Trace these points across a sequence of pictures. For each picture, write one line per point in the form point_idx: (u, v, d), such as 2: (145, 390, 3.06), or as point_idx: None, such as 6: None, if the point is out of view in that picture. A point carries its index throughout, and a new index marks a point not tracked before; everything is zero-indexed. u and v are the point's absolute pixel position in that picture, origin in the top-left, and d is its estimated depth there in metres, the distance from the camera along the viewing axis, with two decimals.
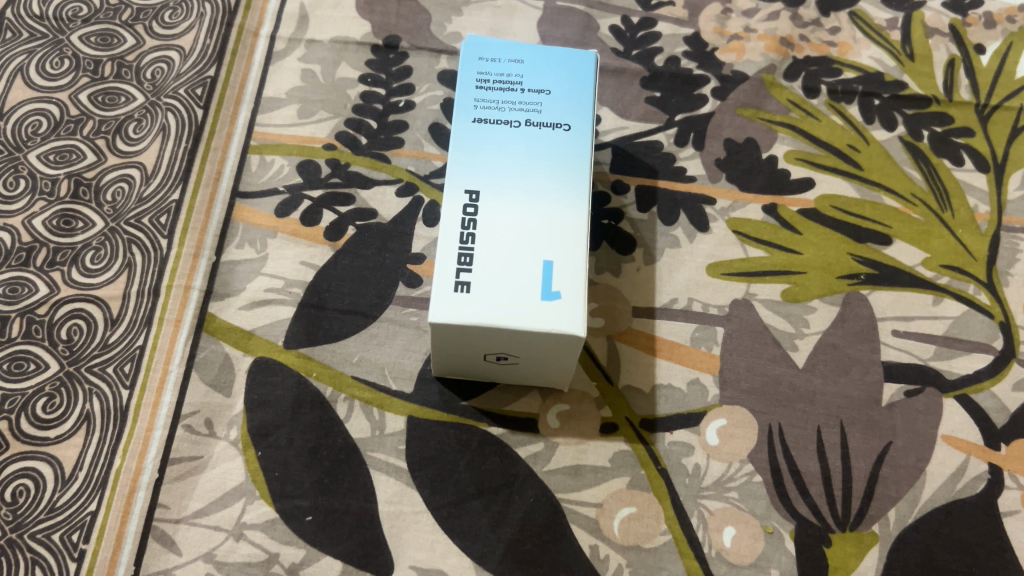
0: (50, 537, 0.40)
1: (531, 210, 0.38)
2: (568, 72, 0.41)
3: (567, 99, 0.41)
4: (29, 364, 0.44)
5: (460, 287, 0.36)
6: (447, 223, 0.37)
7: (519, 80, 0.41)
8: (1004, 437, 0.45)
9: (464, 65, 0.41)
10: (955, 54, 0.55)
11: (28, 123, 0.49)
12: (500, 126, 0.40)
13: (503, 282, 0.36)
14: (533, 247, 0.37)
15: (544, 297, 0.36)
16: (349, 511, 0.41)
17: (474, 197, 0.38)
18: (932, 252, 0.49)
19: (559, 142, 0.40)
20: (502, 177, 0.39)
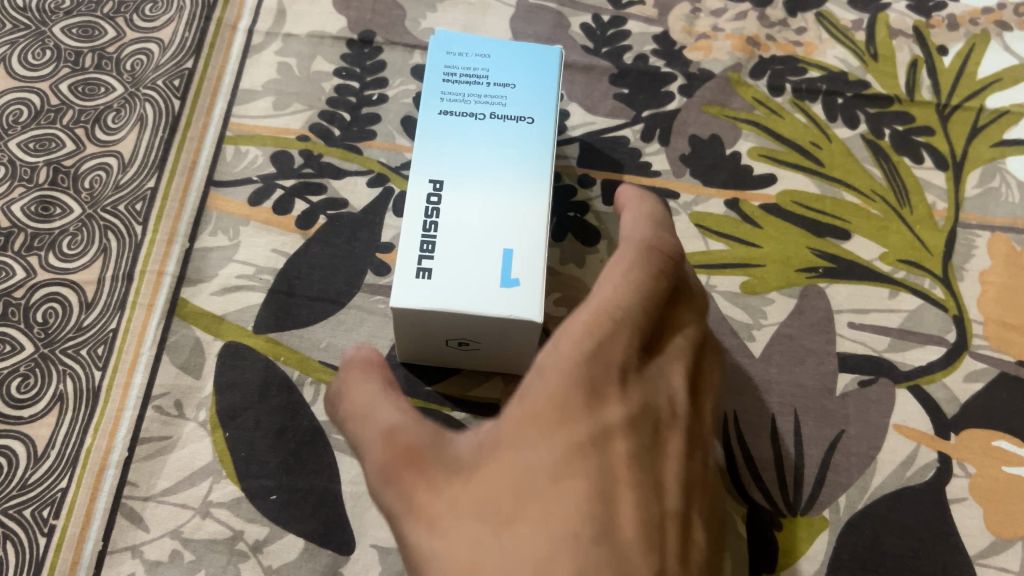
0: (22, 512, 0.42)
1: (493, 201, 0.39)
2: (533, 68, 0.43)
3: (531, 93, 0.42)
4: (5, 345, 0.45)
5: (421, 274, 0.37)
6: (411, 211, 0.39)
7: (485, 74, 0.42)
8: (953, 427, 0.46)
9: (432, 59, 0.42)
10: (918, 56, 0.56)
11: (9, 112, 0.51)
12: (465, 118, 0.41)
13: (463, 269, 0.37)
14: (493, 236, 0.38)
15: (502, 283, 0.37)
16: (313, 490, 0.43)
17: (438, 186, 0.39)
18: (889, 247, 0.50)
19: (522, 134, 0.41)
20: (466, 168, 0.40)
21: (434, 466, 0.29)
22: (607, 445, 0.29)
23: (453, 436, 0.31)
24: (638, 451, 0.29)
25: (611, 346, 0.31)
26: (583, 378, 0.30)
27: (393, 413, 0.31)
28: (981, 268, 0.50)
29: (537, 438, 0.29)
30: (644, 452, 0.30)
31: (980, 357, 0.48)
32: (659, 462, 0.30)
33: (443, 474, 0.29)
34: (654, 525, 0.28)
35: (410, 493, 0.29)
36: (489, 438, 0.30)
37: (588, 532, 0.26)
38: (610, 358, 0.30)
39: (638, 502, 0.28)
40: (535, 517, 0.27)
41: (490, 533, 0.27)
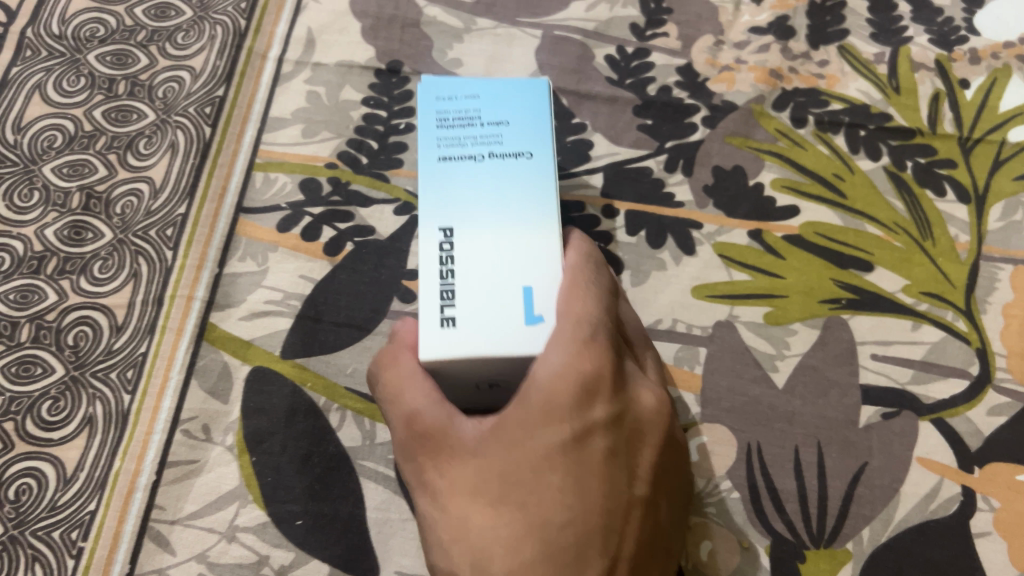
0: (51, 534, 0.42)
1: (515, 238, 0.35)
2: (525, 99, 0.38)
3: (526, 126, 0.37)
4: (36, 367, 0.46)
5: (445, 323, 0.34)
6: (425, 262, 0.35)
7: (476, 114, 0.37)
8: (977, 460, 0.46)
9: (420, 105, 0.38)
10: (940, 89, 0.56)
11: (43, 138, 0.52)
12: (464, 161, 0.37)
13: (489, 311, 0.34)
14: (518, 274, 0.35)
15: (529, 321, 0.34)
16: (338, 516, 0.43)
17: (450, 233, 0.35)
18: (912, 279, 0.51)
19: (527, 171, 0.37)
20: (476, 214, 0.36)
21: (437, 449, 0.33)
22: (587, 441, 0.32)
23: (457, 416, 0.33)
24: (614, 447, 0.32)
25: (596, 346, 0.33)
26: (571, 385, 0.31)
27: (416, 394, 0.33)
28: (1004, 301, 0.50)
29: (524, 438, 0.31)
30: (621, 445, 0.33)
31: (1004, 391, 0.48)
32: (634, 454, 0.33)
33: (448, 455, 0.33)
34: (621, 514, 0.32)
35: (423, 468, 0.33)
36: (486, 428, 0.33)
37: (563, 520, 0.30)
38: (588, 364, 0.32)
39: (607, 494, 0.31)
40: (518, 504, 0.31)
41: (483, 514, 0.31)
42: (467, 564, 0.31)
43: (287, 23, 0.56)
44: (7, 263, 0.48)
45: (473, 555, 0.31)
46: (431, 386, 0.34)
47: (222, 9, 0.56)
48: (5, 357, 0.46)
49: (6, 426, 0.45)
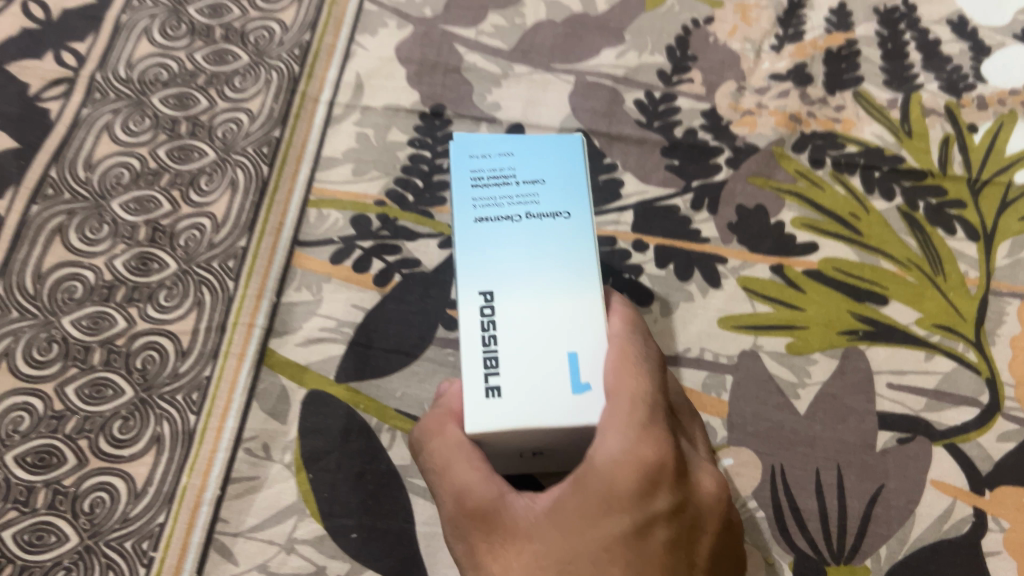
0: (123, 544, 0.46)
1: (552, 305, 0.38)
2: (557, 161, 0.41)
3: (562, 186, 0.40)
4: (108, 389, 0.49)
5: (491, 392, 0.36)
6: (468, 329, 0.37)
7: (512, 173, 0.40)
8: (988, 484, 0.49)
9: (457, 166, 0.40)
10: (950, 133, 0.60)
11: (112, 175, 0.55)
12: (502, 222, 0.39)
13: (533, 381, 0.36)
14: (557, 339, 0.37)
15: (573, 390, 0.36)
16: (390, 530, 0.46)
17: (490, 297, 0.38)
18: (925, 312, 0.54)
19: (562, 231, 0.39)
20: (515, 271, 0.38)
21: (492, 531, 0.33)
22: (649, 532, 0.31)
23: (514, 497, 0.34)
24: (676, 537, 0.32)
25: (652, 432, 0.33)
26: (635, 471, 0.32)
27: (470, 470, 0.34)
28: (1011, 333, 0.53)
29: (586, 522, 0.31)
30: (683, 536, 0.32)
31: (1013, 419, 0.51)
32: (695, 548, 0.33)
33: (504, 536, 0.32)
34: None
35: (479, 550, 0.33)
36: (544, 511, 0.33)
37: None
38: (650, 451, 0.32)
39: None
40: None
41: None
42: None
43: (338, 68, 0.60)
44: (79, 291, 0.52)
45: None
46: (482, 465, 0.35)
47: (276, 56, 0.60)
48: (79, 379, 0.49)
49: (80, 443, 0.48)
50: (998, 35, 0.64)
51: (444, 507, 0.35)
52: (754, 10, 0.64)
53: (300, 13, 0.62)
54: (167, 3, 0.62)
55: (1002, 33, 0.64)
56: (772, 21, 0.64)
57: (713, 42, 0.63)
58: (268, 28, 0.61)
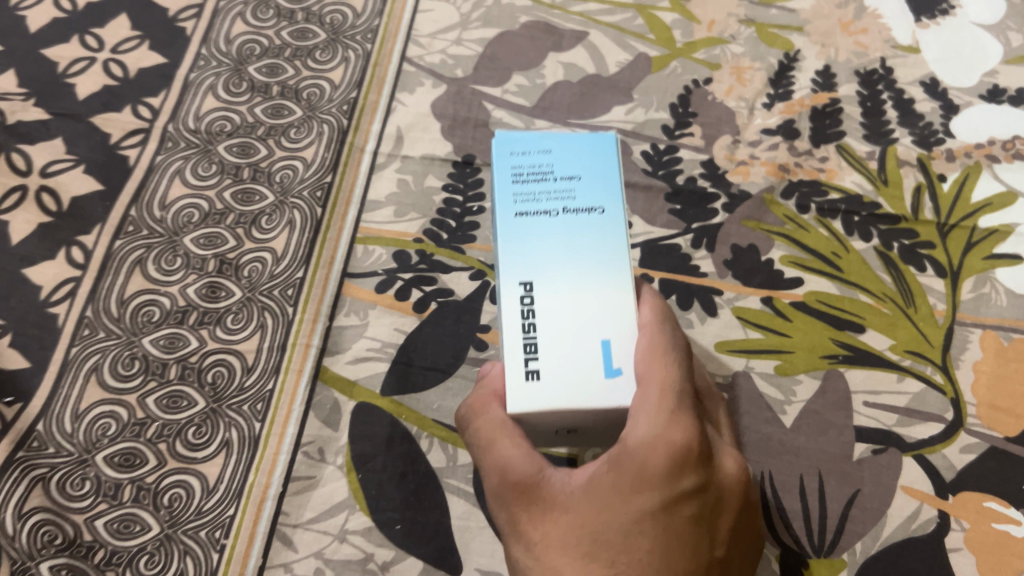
0: (199, 533, 0.53)
1: (586, 294, 0.41)
2: (594, 157, 0.43)
3: (598, 182, 0.43)
4: (183, 401, 0.57)
5: (530, 376, 0.40)
6: (509, 317, 0.41)
7: (550, 169, 0.43)
8: (951, 489, 0.56)
9: (498, 163, 0.43)
10: (921, 182, 0.67)
11: (183, 214, 0.63)
12: (540, 217, 0.42)
13: (569, 365, 0.40)
14: (592, 328, 0.40)
15: (607, 375, 0.40)
16: (429, 522, 0.53)
17: (529, 288, 0.41)
18: (897, 339, 0.61)
19: (597, 226, 0.42)
20: (552, 262, 0.41)
21: (534, 501, 0.38)
22: (674, 508, 0.36)
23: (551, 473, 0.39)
24: (698, 512, 0.37)
25: (680, 418, 0.37)
26: (665, 456, 0.36)
27: (513, 448, 0.39)
28: (974, 358, 0.60)
29: (619, 499, 0.36)
30: (703, 510, 0.37)
31: (974, 433, 0.58)
32: (715, 521, 0.38)
33: (543, 508, 0.38)
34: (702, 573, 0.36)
35: (520, 518, 0.38)
36: (582, 487, 0.37)
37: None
38: (678, 435, 0.37)
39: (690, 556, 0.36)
40: (606, 555, 0.35)
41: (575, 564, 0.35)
42: None
43: (380, 122, 0.68)
44: (157, 315, 0.59)
45: None
46: (524, 441, 0.39)
47: (327, 111, 0.68)
48: (157, 392, 0.57)
49: (160, 446, 0.55)
50: (966, 95, 0.71)
51: (492, 479, 0.40)
52: (749, 71, 0.72)
53: (347, 73, 0.70)
54: (230, 63, 0.70)
55: (970, 93, 0.71)
56: (764, 81, 0.72)
57: (711, 100, 0.71)
58: (319, 86, 0.69)
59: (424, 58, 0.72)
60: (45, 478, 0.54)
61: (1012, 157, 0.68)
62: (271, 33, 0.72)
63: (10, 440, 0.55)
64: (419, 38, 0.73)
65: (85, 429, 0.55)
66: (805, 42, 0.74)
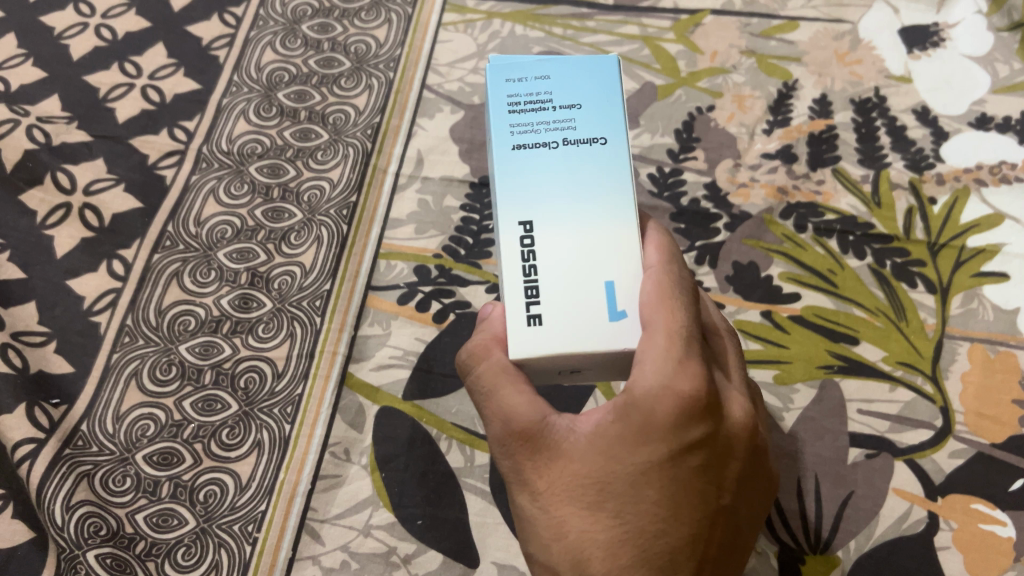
0: (232, 527, 0.56)
1: (587, 232, 0.40)
2: (594, 83, 0.42)
3: (599, 109, 0.42)
4: (217, 404, 0.60)
5: (532, 321, 0.39)
6: (509, 258, 0.40)
7: (550, 98, 0.42)
8: (940, 491, 0.59)
9: (494, 90, 0.42)
10: (913, 204, 0.71)
11: (217, 230, 0.67)
12: (539, 150, 0.41)
13: (573, 311, 0.39)
14: (595, 268, 0.40)
15: (611, 318, 0.39)
16: (448, 518, 0.57)
17: (529, 228, 0.40)
18: (890, 351, 0.65)
19: (599, 158, 0.41)
20: (554, 196, 0.41)
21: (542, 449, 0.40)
22: (680, 459, 0.38)
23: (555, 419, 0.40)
24: (705, 461, 0.38)
25: (687, 366, 0.38)
26: (672, 406, 0.37)
27: (517, 397, 0.40)
28: (962, 370, 0.64)
29: (626, 450, 0.38)
30: (710, 458, 0.39)
31: (962, 440, 0.61)
32: (721, 467, 0.39)
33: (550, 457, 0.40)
34: (706, 520, 0.39)
35: (527, 466, 0.40)
36: (589, 436, 0.39)
37: (658, 529, 0.38)
38: (687, 383, 0.37)
39: (695, 504, 0.38)
40: (612, 501, 0.38)
41: (582, 514, 0.38)
42: (569, 557, 0.39)
43: (402, 145, 0.73)
44: (192, 324, 0.63)
45: (575, 552, 0.38)
46: (527, 388, 0.40)
47: (352, 134, 0.72)
48: (193, 396, 0.61)
49: (196, 446, 0.59)
50: (956, 122, 0.75)
51: (496, 426, 0.41)
52: (749, 99, 0.77)
53: (371, 99, 0.74)
54: (260, 89, 0.75)
55: (960, 120, 0.75)
56: (764, 109, 0.76)
57: (714, 126, 0.75)
58: (344, 111, 0.74)
59: (443, 85, 0.76)
60: (90, 475, 0.57)
61: (999, 181, 0.72)
62: (299, 61, 0.76)
63: (57, 439, 0.58)
64: (438, 67, 0.77)
65: (126, 430, 0.59)
66: (803, 71, 0.78)
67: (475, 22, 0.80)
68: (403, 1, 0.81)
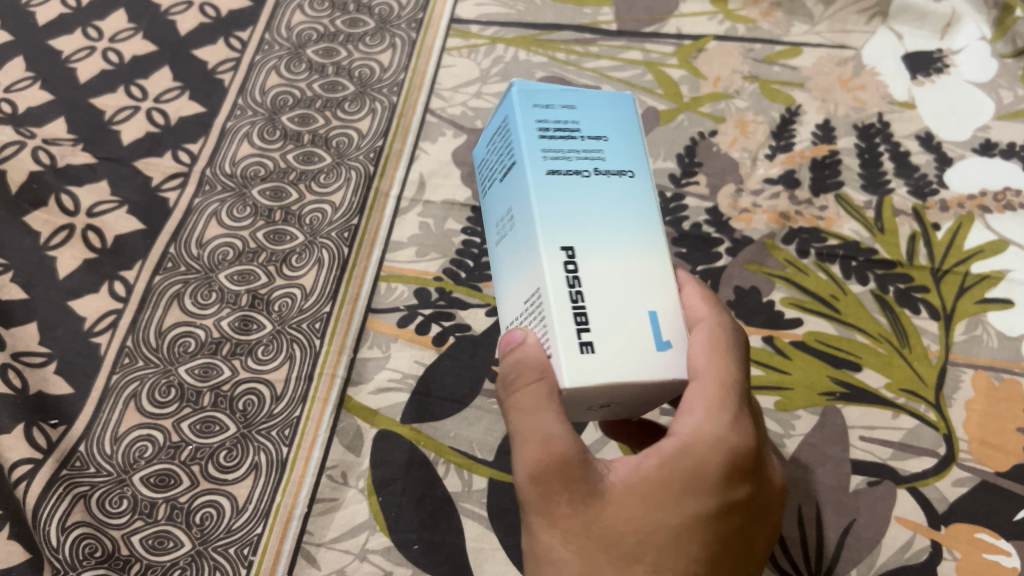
0: (228, 550, 0.56)
1: (627, 261, 0.41)
2: (614, 121, 0.44)
3: (622, 146, 0.44)
4: (215, 426, 0.60)
5: (584, 348, 0.38)
6: (554, 281, 0.39)
7: (577, 128, 0.43)
8: (943, 520, 0.59)
9: (523, 117, 0.43)
10: (916, 230, 0.71)
11: (219, 252, 0.68)
12: (573, 175, 0.42)
13: (621, 339, 0.39)
14: (637, 299, 0.40)
15: (658, 348, 0.39)
16: (445, 543, 0.57)
17: (570, 253, 0.40)
18: (892, 378, 0.64)
19: (628, 189, 0.43)
20: (589, 220, 0.41)
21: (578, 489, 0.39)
22: (723, 517, 0.39)
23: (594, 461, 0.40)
24: (741, 522, 0.40)
25: (738, 426, 0.40)
26: (724, 461, 0.39)
27: (561, 432, 0.39)
28: (966, 397, 0.63)
29: (675, 501, 0.38)
30: (745, 520, 0.40)
31: (966, 468, 0.61)
32: (751, 531, 0.41)
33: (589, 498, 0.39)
34: None
35: (561, 504, 0.39)
36: (631, 483, 0.39)
37: None
38: (737, 440, 0.40)
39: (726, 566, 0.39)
40: (651, 551, 0.38)
41: (619, 563, 0.38)
42: None
43: (404, 169, 0.73)
44: (192, 346, 0.63)
45: None
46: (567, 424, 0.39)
47: (355, 158, 0.73)
48: (191, 417, 0.60)
49: (193, 468, 0.59)
50: (960, 148, 0.75)
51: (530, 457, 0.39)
52: (752, 124, 0.77)
53: (374, 123, 0.75)
54: (264, 113, 0.75)
55: (963, 146, 0.75)
56: (766, 134, 0.76)
57: (716, 151, 0.75)
58: (348, 135, 0.74)
59: (446, 110, 0.77)
60: (86, 496, 0.57)
61: (1003, 208, 0.71)
62: (303, 85, 0.77)
63: (55, 459, 0.58)
64: (441, 91, 0.78)
65: (123, 451, 0.59)
66: (806, 97, 0.78)
67: (479, 47, 0.81)
68: (408, 26, 0.81)
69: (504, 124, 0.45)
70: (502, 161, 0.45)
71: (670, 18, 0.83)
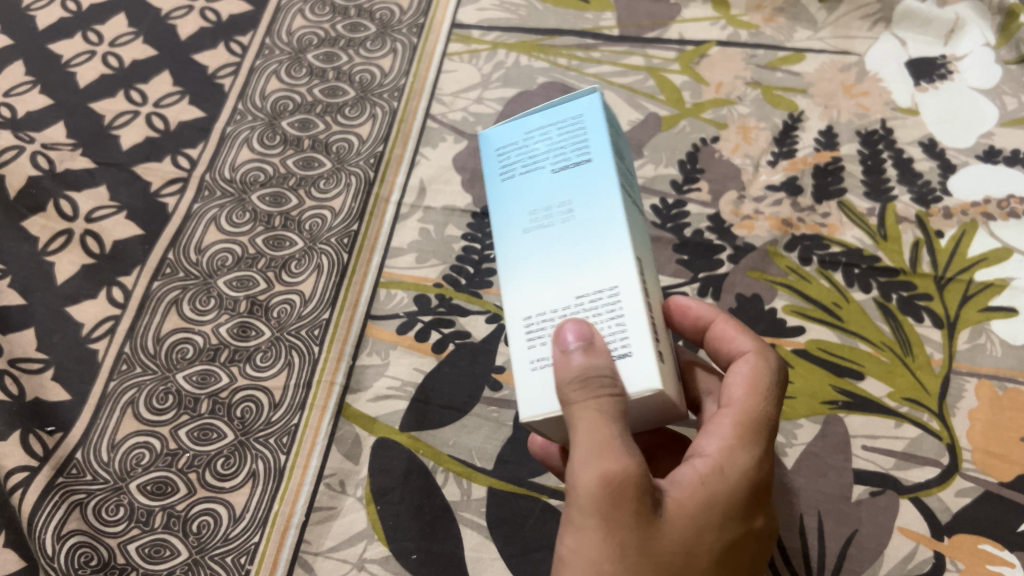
0: (225, 559, 0.56)
1: (651, 290, 0.43)
2: (624, 159, 0.46)
3: (629, 183, 0.46)
4: (213, 434, 0.60)
5: (660, 358, 0.38)
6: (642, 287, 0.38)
7: (620, 155, 0.44)
8: (947, 531, 0.58)
9: (604, 124, 0.41)
10: (919, 238, 0.70)
11: (218, 258, 0.67)
12: (628, 197, 0.42)
13: (665, 361, 0.40)
14: (660, 326, 0.42)
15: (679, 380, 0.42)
16: (444, 553, 0.56)
17: (642, 269, 0.40)
18: (895, 387, 0.64)
19: (640, 226, 0.45)
20: (638, 242, 0.42)
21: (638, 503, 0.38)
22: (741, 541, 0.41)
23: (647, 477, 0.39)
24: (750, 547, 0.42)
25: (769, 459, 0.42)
26: (756, 491, 0.41)
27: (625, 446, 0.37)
28: (969, 407, 0.63)
29: (717, 525, 0.39)
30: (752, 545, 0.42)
31: (970, 478, 0.60)
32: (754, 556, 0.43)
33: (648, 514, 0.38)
34: None
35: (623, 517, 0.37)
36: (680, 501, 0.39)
37: None
38: (766, 472, 0.42)
39: None
40: (691, 573, 0.39)
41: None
42: None
43: (405, 175, 0.72)
44: (190, 352, 0.63)
45: None
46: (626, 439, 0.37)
47: (355, 163, 0.72)
48: (189, 424, 0.60)
49: (190, 476, 0.58)
50: (963, 155, 0.74)
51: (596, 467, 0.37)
52: (754, 130, 0.76)
53: (375, 128, 0.75)
54: (264, 118, 0.75)
55: (967, 153, 0.74)
56: (769, 140, 0.76)
57: (718, 158, 0.75)
58: (348, 140, 0.74)
59: (447, 115, 0.76)
60: (83, 503, 0.57)
61: (1008, 215, 0.71)
62: (303, 90, 0.77)
63: (51, 467, 0.58)
64: (442, 97, 0.77)
65: (120, 458, 0.59)
66: (809, 103, 0.77)
67: (480, 53, 0.81)
68: (409, 31, 0.81)
69: (564, 119, 0.42)
70: (555, 153, 0.42)
71: (672, 24, 0.83)
